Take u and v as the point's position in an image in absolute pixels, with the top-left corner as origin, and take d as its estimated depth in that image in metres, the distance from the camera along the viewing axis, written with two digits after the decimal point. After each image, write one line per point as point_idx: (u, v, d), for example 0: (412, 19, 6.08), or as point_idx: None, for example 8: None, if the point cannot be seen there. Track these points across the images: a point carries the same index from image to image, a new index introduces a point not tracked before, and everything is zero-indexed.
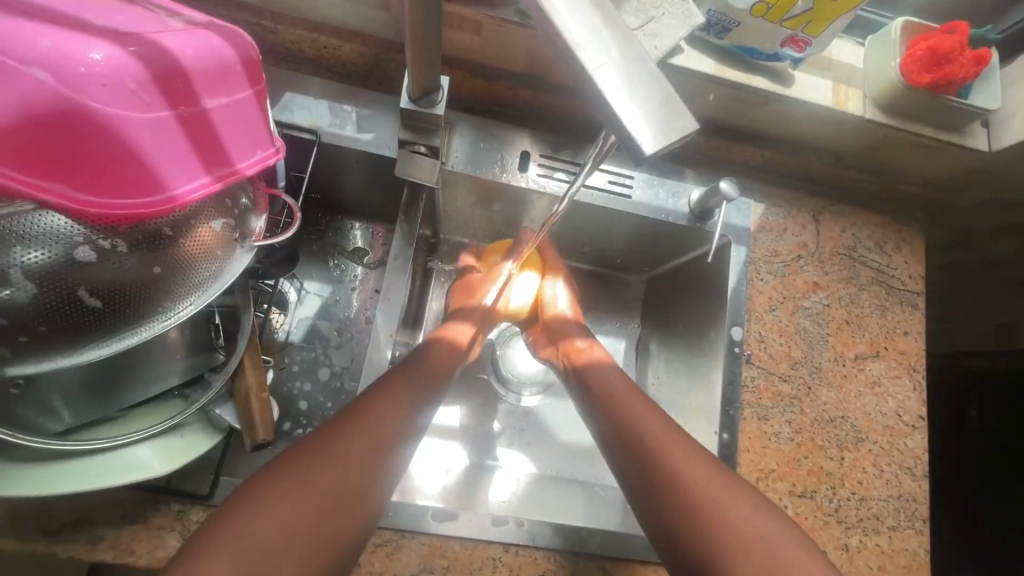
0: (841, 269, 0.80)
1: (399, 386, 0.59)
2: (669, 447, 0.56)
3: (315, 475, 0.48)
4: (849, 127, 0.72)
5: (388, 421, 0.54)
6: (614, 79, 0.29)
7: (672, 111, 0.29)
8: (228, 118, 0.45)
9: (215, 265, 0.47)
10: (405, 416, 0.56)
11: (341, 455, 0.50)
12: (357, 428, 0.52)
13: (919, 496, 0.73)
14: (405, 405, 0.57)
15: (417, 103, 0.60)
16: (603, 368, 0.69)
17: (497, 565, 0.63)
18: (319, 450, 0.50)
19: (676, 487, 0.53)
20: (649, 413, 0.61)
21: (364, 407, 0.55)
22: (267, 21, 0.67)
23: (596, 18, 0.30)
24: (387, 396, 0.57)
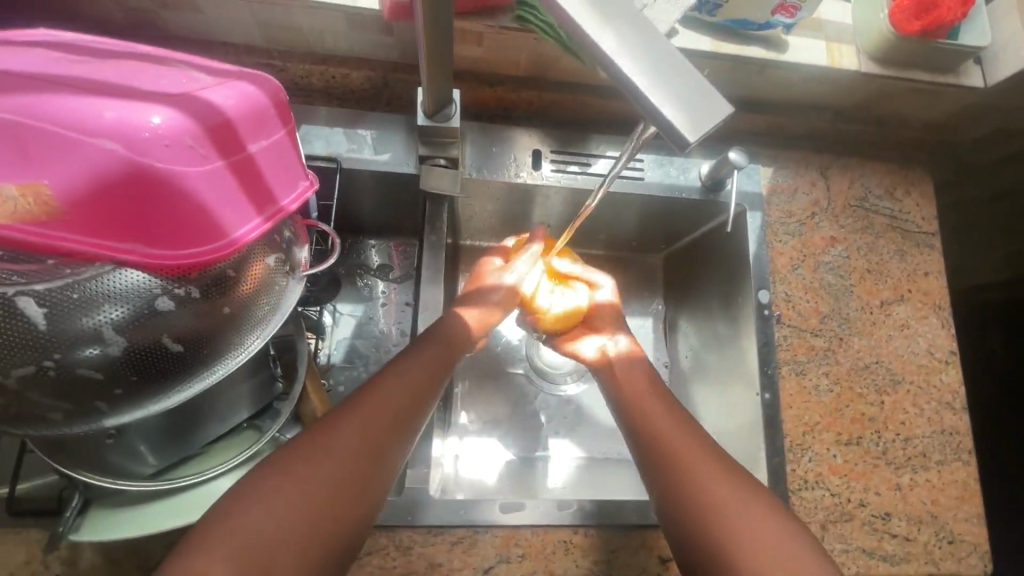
0: (855, 221, 0.82)
1: (406, 380, 0.57)
2: (689, 451, 0.56)
3: (314, 481, 0.47)
4: (845, 83, 0.74)
5: (412, 401, 0.56)
6: (646, 75, 0.31)
7: (704, 97, 0.31)
8: (269, 159, 0.48)
9: (271, 299, 0.50)
10: (407, 410, 0.56)
11: (334, 459, 0.49)
12: (370, 415, 0.53)
13: (962, 428, 0.76)
14: (409, 402, 0.56)
15: (433, 118, 0.63)
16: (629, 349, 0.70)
17: (570, 547, 0.65)
18: (322, 452, 0.49)
19: (688, 484, 0.53)
20: (663, 397, 0.63)
21: (364, 404, 0.54)
22: (277, 60, 0.70)
23: (621, 23, 0.32)
24: (387, 390, 0.56)
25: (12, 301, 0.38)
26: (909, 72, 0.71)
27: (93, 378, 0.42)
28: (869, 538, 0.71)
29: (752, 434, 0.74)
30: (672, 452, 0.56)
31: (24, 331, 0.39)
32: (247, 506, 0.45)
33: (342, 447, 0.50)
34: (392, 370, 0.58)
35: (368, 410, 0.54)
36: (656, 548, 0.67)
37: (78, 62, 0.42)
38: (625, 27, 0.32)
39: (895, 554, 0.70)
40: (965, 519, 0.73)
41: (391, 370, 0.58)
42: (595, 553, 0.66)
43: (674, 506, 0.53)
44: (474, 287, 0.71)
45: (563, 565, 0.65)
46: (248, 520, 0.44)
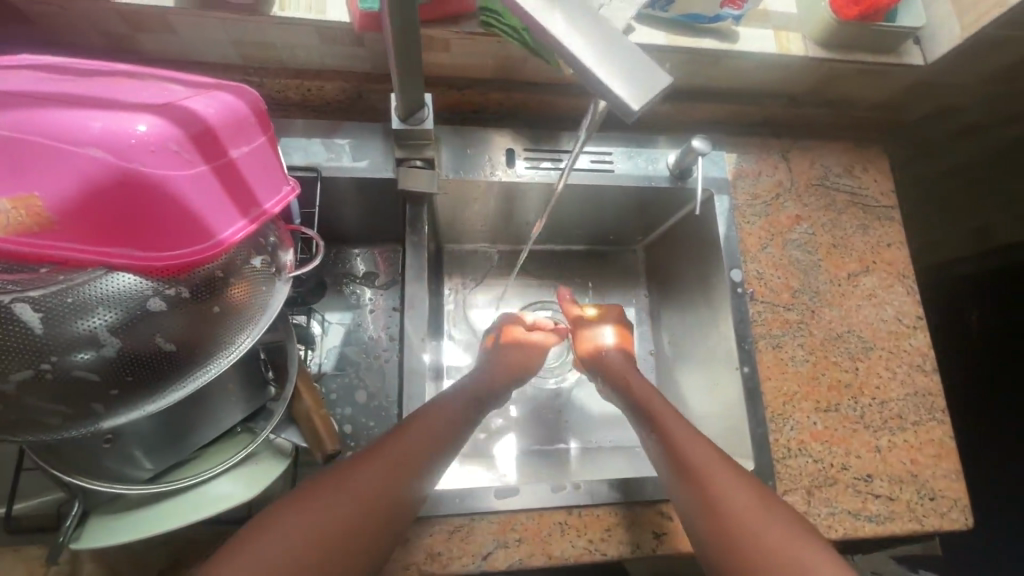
0: (818, 199, 0.86)
1: (429, 431, 0.60)
2: (695, 448, 0.61)
3: (334, 513, 0.49)
4: (795, 69, 0.78)
5: (447, 430, 0.62)
6: (592, 56, 0.34)
7: (645, 71, 0.34)
8: (250, 164, 0.50)
9: (260, 301, 0.52)
10: (437, 441, 0.60)
11: (353, 499, 0.51)
12: (409, 437, 0.58)
13: (934, 389, 0.79)
14: (427, 451, 0.58)
15: (407, 122, 0.66)
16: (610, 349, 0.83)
17: (566, 528, 0.67)
18: (344, 487, 0.51)
19: (695, 477, 0.58)
20: (675, 417, 0.66)
21: (391, 447, 0.56)
22: (254, 76, 0.71)
23: (565, 12, 0.35)
24: (420, 424, 0.60)
25: (8, 307, 0.39)
26: (855, 55, 0.75)
27: (89, 379, 0.43)
28: (854, 500, 0.73)
29: (735, 407, 0.77)
30: (690, 468, 0.59)
31: (20, 337, 0.40)
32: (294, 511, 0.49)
33: (362, 486, 0.52)
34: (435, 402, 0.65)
35: (393, 454, 0.56)
36: (650, 523, 0.69)
37: (62, 80, 0.44)
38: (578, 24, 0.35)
39: (880, 514, 0.73)
40: (944, 475, 0.76)
41: (416, 419, 0.61)
42: (591, 532, 0.67)
43: (698, 526, 0.55)
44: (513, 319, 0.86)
45: (561, 547, 0.66)
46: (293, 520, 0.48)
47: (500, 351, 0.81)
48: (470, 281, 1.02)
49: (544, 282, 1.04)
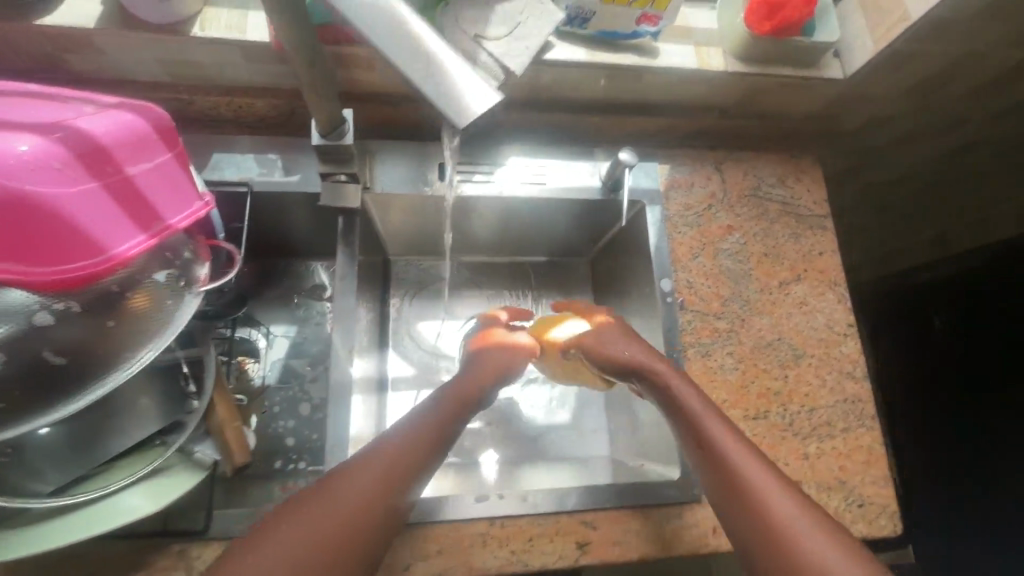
0: (750, 209, 0.87)
1: (421, 432, 0.57)
2: (727, 438, 0.57)
3: (333, 517, 0.49)
4: (719, 83, 0.80)
5: (446, 425, 0.60)
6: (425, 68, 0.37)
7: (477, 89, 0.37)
8: (150, 180, 0.51)
9: (163, 315, 0.53)
10: (438, 436, 0.58)
11: (345, 510, 0.50)
12: (412, 434, 0.57)
13: (863, 396, 0.80)
14: (421, 454, 0.56)
15: (327, 137, 0.66)
16: (616, 333, 0.73)
17: (487, 539, 0.68)
18: (342, 490, 0.51)
19: (725, 463, 0.55)
20: (718, 420, 0.59)
21: (383, 452, 0.55)
22: (183, 94, 0.72)
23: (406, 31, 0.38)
24: (416, 419, 0.59)
25: None
26: (776, 68, 0.78)
27: None
28: None
29: None
30: (740, 486, 0.53)
31: None
32: (299, 512, 0.49)
33: (353, 497, 0.50)
34: (432, 398, 0.62)
35: (383, 461, 0.54)
36: (573, 533, 0.69)
37: None
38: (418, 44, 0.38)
39: None
40: (873, 482, 0.77)
41: (408, 420, 0.59)
42: (512, 543, 0.68)
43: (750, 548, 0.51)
44: (490, 323, 0.80)
45: (481, 557, 0.67)
46: (299, 523, 0.48)
47: (493, 348, 0.73)
48: (417, 292, 1.03)
49: (491, 293, 1.05)
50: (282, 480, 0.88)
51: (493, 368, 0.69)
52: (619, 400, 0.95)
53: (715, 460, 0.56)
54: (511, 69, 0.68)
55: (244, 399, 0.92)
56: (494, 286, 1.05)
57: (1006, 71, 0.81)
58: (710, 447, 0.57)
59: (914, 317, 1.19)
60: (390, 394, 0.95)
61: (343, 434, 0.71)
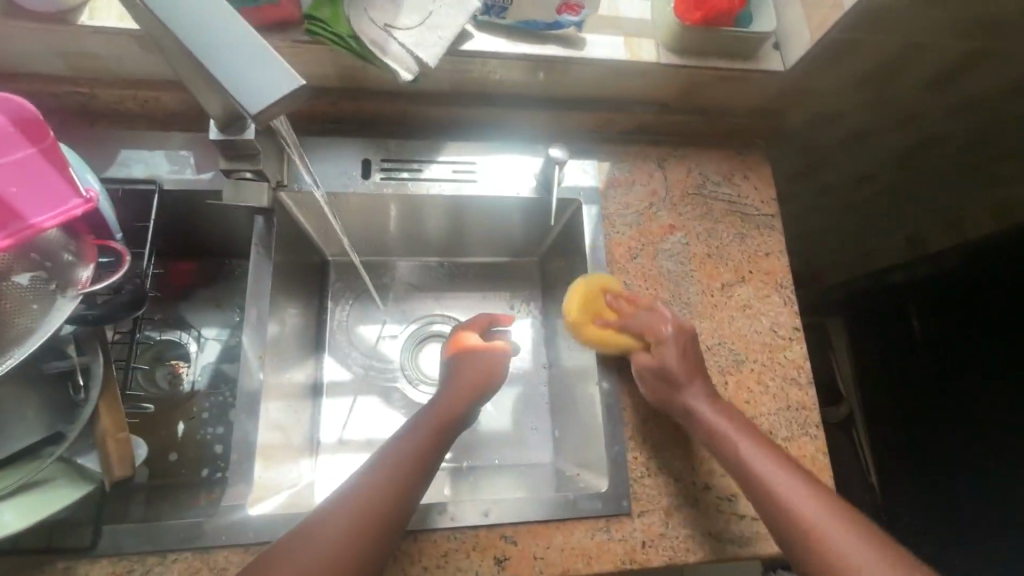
0: (693, 208, 0.84)
1: (404, 458, 0.60)
2: (773, 479, 0.58)
3: (310, 556, 0.50)
4: (654, 75, 0.77)
5: (423, 455, 0.61)
6: (227, 53, 0.40)
7: (275, 75, 0.39)
8: (7, 176, 0.49)
9: (27, 318, 0.50)
10: (411, 465, 0.59)
11: (339, 532, 0.52)
12: (389, 466, 0.58)
13: (808, 403, 0.76)
14: (408, 480, 0.58)
15: (225, 133, 0.63)
16: (677, 357, 0.68)
17: (400, 555, 0.64)
18: (317, 528, 0.52)
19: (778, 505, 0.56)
20: (772, 453, 0.61)
21: (372, 479, 0.57)
22: (84, 88, 0.70)
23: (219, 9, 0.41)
24: (392, 451, 0.60)
25: None
26: (710, 60, 0.74)
27: None
28: (716, 522, 0.69)
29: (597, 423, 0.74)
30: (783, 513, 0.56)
31: None
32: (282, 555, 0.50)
33: (347, 520, 0.53)
34: (405, 429, 0.64)
35: (351, 509, 0.54)
36: (493, 547, 0.66)
37: None
38: (224, 41, 0.40)
39: (744, 535, 0.69)
40: None
41: (387, 450, 0.60)
42: (427, 559, 0.65)
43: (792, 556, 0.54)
44: (463, 330, 0.81)
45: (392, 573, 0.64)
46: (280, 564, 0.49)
47: (470, 358, 0.75)
48: (358, 295, 0.99)
49: (437, 295, 1.01)
50: (207, 489, 0.84)
51: (469, 378, 0.72)
52: (561, 406, 0.91)
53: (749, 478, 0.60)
54: (424, 61, 0.65)
55: (151, 407, 0.88)
56: (439, 288, 1.02)
57: (954, 62, 0.78)
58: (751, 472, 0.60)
59: (887, 317, 1.17)
60: (325, 401, 0.91)
61: (251, 444, 0.67)
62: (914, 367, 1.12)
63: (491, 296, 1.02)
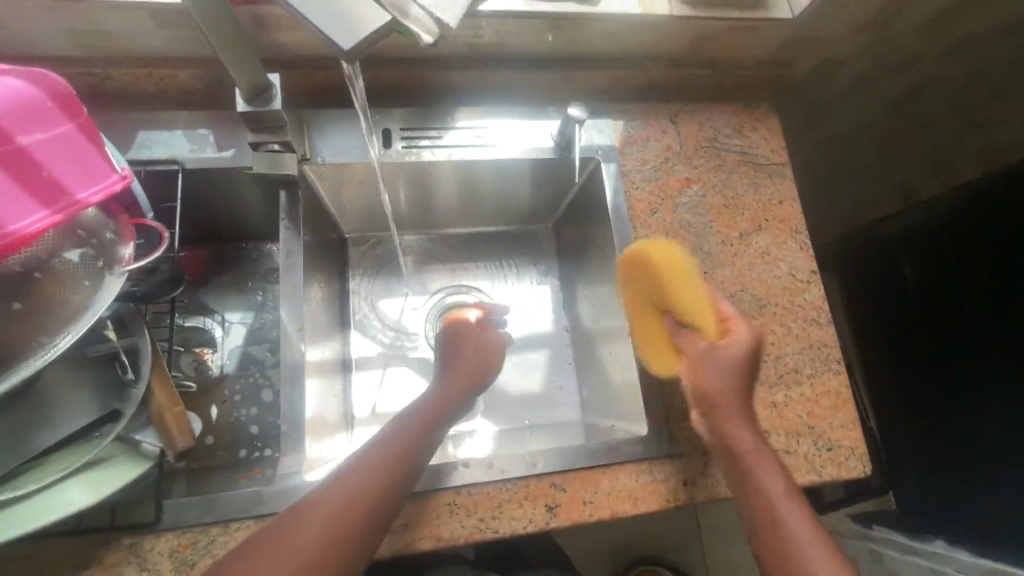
0: (708, 160, 0.85)
1: (398, 443, 0.60)
2: (772, 487, 0.58)
3: (304, 536, 0.51)
4: (666, 29, 0.78)
5: (415, 442, 0.61)
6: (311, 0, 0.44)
7: (362, 16, 0.44)
8: (50, 152, 0.49)
9: (80, 297, 0.50)
10: (404, 451, 0.59)
11: (343, 506, 0.53)
12: (380, 452, 0.58)
13: (828, 341, 0.80)
14: (398, 470, 0.58)
15: (254, 104, 0.63)
16: (733, 365, 0.64)
17: (455, 509, 0.66)
18: (314, 506, 0.53)
19: (772, 512, 0.57)
20: (790, 496, 0.58)
21: (367, 461, 0.57)
22: (97, 68, 0.68)
23: None
24: (388, 437, 0.60)
25: None
26: (720, 10, 0.75)
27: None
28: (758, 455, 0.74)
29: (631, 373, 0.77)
30: (783, 550, 0.55)
31: None
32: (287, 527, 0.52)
33: (341, 500, 0.53)
34: (401, 413, 0.64)
35: (349, 489, 0.54)
36: (544, 496, 0.68)
37: None
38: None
39: None
40: (841, 425, 0.76)
41: (380, 435, 0.61)
42: (481, 511, 0.67)
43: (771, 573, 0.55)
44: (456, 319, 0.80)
45: (448, 528, 0.66)
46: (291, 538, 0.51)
47: (466, 350, 0.74)
48: (377, 270, 1.00)
49: (455, 267, 1.02)
50: (247, 468, 0.85)
51: (462, 369, 0.71)
52: (587, 364, 0.93)
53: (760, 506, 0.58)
54: None
55: (193, 386, 0.89)
56: (456, 259, 1.02)
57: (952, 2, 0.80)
58: (764, 501, 0.58)
59: (885, 264, 1.24)
60: (355, 375, 0.92)
61: (297, 414, 0.69)
62: (921, 337, 1.16)
63: (507, 263, 1.03)
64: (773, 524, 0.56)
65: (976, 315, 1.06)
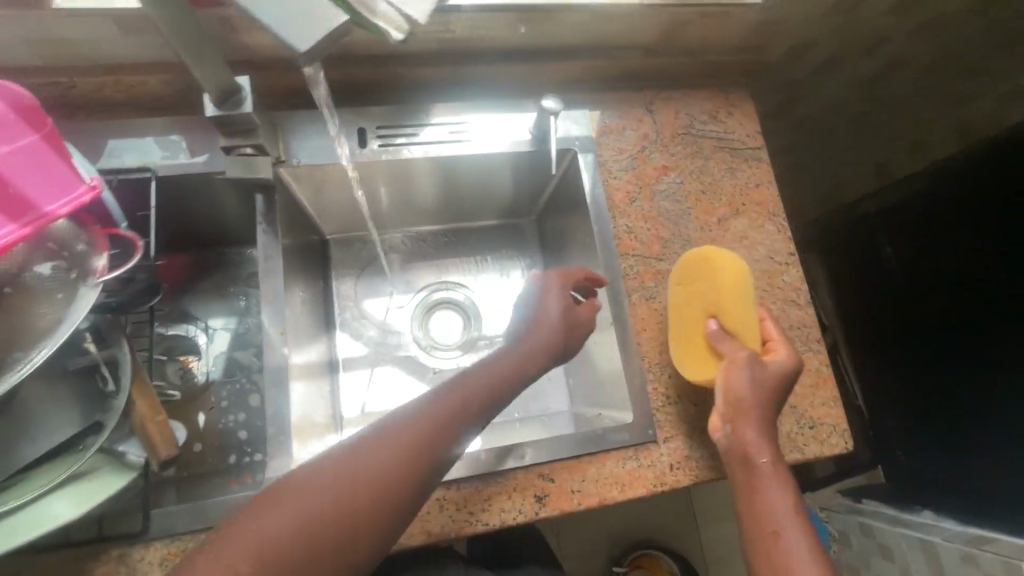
0: (684, 147, 0.86)
1: (469, 395, 0.60)
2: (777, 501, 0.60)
3: (373, 465, 0.52)
4: (637, 18, 0.78)
5: (481, 403, 0.61)
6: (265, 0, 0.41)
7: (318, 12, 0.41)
8: (16, 165, 0.49)
9: (51, 309, 0.49)
10: (472, 410, 0.60)
11: (395, 453, 0.53)
12: (453, 402, 0.59)
13: (808, 321, 0.81)
14: (462, 423, 0.58)
15: (223, 108, 0.62)
16: (761, 379, 0.65)
17: (444, 503, 0.67)
18: (389, 436, 0.54)
19: (770, 525, 0.59)
20: (793, 511, 0.60)
21: (439, 405, 0.58)
22: (62, 77, 0.68)
23: None
24: (461, 389, 0.61)
25: None
26: None
27: None
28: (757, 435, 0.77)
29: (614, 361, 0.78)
30: (776, 555, 0.57)
31: None
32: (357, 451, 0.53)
33: (411, 438, 0.54)
34: (477, 366, 0.64)
35: (420, 427, 0.56)
36: (532, 486, 0.69)
37: None
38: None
39: None
40: (823, 404, 0.78)
41: (454, 382, 0.61)
42: (470, 505, 0.67)
43: None
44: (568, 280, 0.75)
45: (438, 522, 0.66)
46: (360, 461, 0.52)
47: (550, 322, 0.71)
48: (362, 270, 1.00)
49: (440, 263, 1.02)
50: (238, 473, 0.85)
51: (546, 342, 0.70)
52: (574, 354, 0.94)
53: (761, 518, 0.60)
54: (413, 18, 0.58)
55: (177, 396, 0.88)
56: (441, 255, 1.02)
57: None
58: (766, 512, 0.60)
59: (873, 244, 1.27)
60: (342, 376, 0.92)
61: (283, 417, 0.69)
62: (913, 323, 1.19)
63: (492, 257, 1.03)
64: (773, 535, 0.59)
65: (971, 306, 1.10)
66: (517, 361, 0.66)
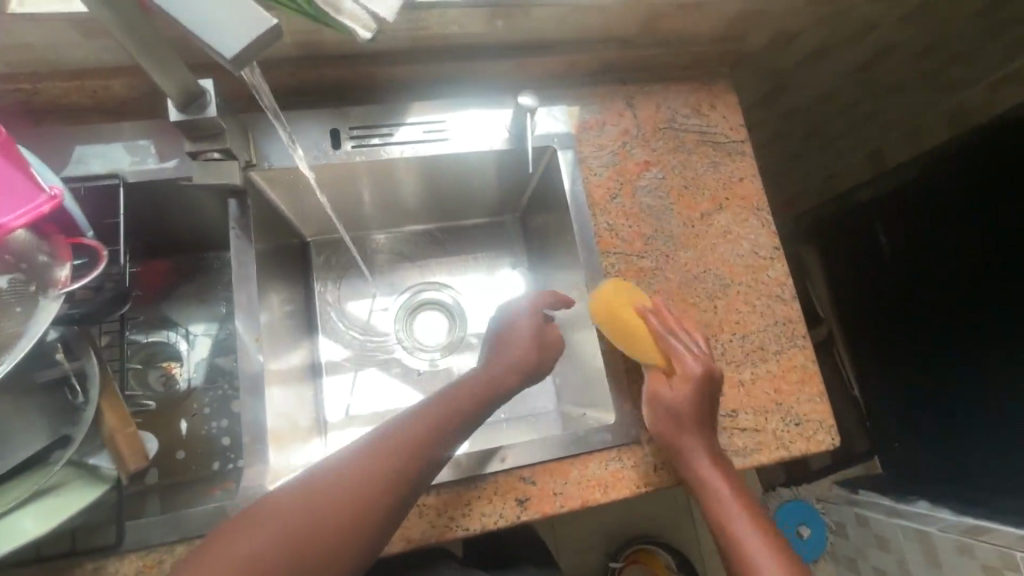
0: (665, 142, 0.84)
1: (438, 416, 0.59)
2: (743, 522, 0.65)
3: (335, 492, 0.51)
4: (613, 11, 0.76)
5: (453, 425, 0.59)
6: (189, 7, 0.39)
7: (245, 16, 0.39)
8: None
9: None
10: (442, 433, 0.58)
11: (357, 480, 0.52)
12: (422, 424, 0.57)
13: (793, 316, 0.80)
14: (430, 444, 0.57)
15: (187, 112, 0.61)
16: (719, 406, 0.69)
17: (424, 509, 0.66)
18: (353, 463, 0.53)
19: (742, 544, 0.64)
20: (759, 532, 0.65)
21: (406, 427, 0.57)
22: (24, 83, 0.66)
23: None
24: (431, 411, 0.59)
25: None
26: None
27: None
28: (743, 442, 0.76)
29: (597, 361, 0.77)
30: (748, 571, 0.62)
31: None
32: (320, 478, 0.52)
33: (375, 462, 0.53)
34: (449, 387, 0.63)
35: (384, 451, 0.54)
36: (513, 490, 0.68)
37: None
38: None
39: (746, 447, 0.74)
40: (809, 400, 0.77)
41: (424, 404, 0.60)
42: (451, 510, 0.67)
43: None
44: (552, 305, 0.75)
45: (418, 527, 0.66)
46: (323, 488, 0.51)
47: (516, 343, 0.70)
48: (344, 272, 0.98)
49: (423, 264, 1.01)
50: (221, 480, 0.84)
51: (516, 362, 0.68)
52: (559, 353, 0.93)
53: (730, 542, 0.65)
54: (381, 16, 0.56)
55: (152, 405, 0.87)
56: (424, 256, 1.01)
57: None
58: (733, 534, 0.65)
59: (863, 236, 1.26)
60: (325, 380, 0.91)
61: (259, 425, 0.68)
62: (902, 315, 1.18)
63: (476, 256, 1.02)
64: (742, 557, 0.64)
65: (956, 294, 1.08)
66: (487, 378, 0.65)
